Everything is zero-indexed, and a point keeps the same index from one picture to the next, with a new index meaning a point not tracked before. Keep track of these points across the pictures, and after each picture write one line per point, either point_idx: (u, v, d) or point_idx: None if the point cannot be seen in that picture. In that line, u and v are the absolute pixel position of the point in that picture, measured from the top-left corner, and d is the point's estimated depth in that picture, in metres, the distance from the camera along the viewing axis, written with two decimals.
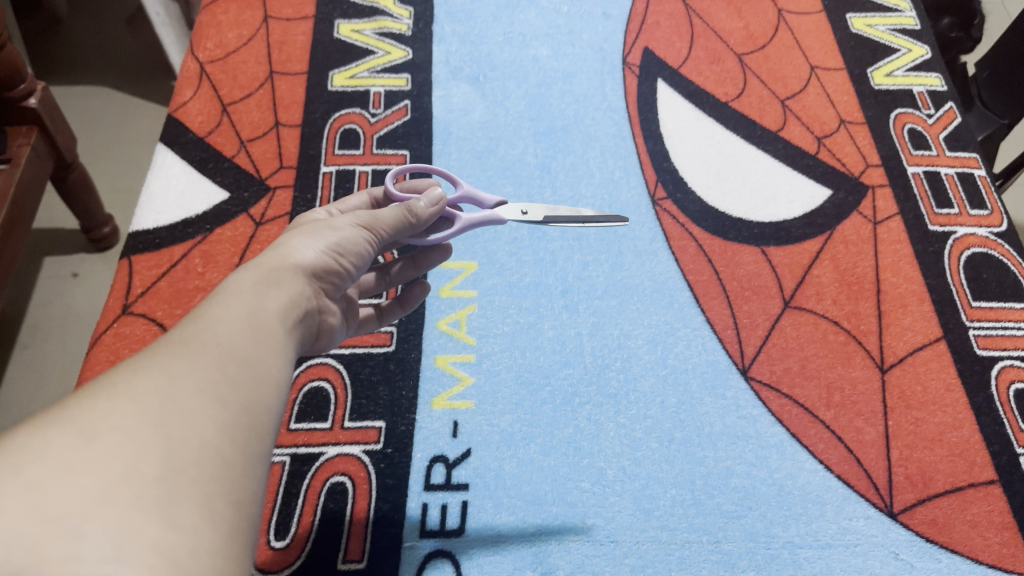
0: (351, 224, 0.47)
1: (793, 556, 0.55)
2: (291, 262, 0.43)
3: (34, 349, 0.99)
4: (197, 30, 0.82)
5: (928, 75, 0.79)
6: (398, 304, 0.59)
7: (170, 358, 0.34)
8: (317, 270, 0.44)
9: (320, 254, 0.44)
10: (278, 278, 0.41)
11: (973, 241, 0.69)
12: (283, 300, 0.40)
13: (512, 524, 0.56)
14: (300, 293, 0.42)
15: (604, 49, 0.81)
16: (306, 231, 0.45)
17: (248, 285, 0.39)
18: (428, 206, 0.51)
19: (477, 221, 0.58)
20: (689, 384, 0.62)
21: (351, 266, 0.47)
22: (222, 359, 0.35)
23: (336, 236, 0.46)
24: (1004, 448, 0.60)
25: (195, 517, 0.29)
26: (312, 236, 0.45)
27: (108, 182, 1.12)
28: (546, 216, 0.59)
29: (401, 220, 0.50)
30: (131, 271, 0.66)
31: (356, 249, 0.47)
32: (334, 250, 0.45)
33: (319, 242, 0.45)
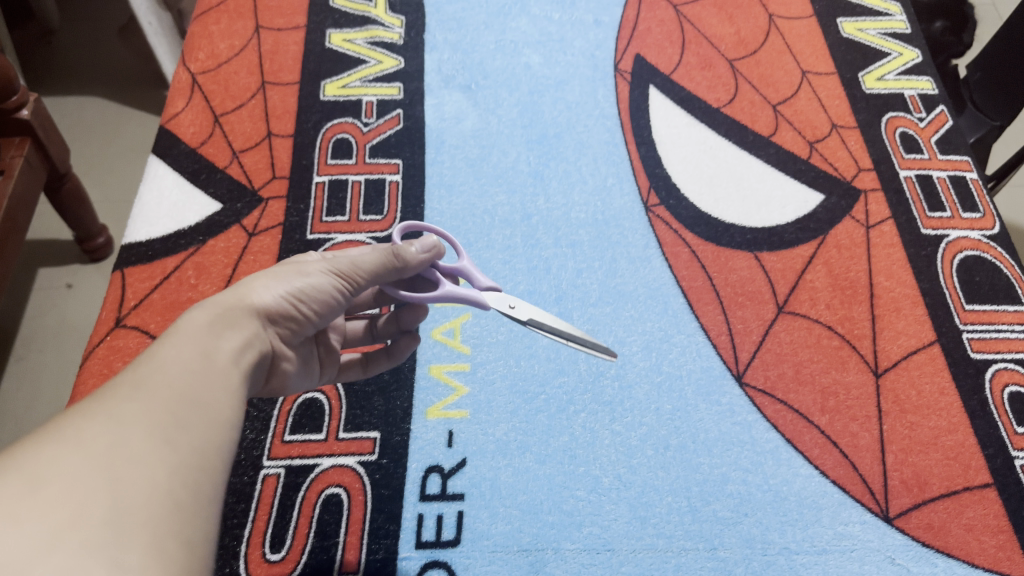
0: (322, 267, 0.48)
1: (790, 562, 0.55)
2: (248, 303, 0.44)
3: (29, 361, 0.98)
4: (189, 40, 0.82)
5: (919, 79, 0.80)
6: (384, 355, 0.59)
7: (121, 403, 0.35)
8: (274, 314, 0.45)
9: (280, 299, 0.45)
10: (233, 320, 0.42)
11: (965, 244, 0.69)
12: (235, 344, 0.41)
13: (508, 534, 0.56)
14: (252, 338, 0.43)
15: (595, 56, 0.82)
16: (273, 273, 0.46)
17: (205, 328, 0.40)
18: (417, 253, 0.51)
19: (457, 297, 0.54)
20: (683, 391, 0.62)
21: (311, 313, 0.47)
22: (171, 400, 0.36)
23: (303, 280, 0.47)
24: (998, 451, 0.60)
25: (144, 559, 0.30)
26: (277, 278, 0.46)
27: (102, 192, 1.12)
28: (530, 318, 0.55)
29: (384, 262, 0.50)
30: (125, 283, 0.66)
31: (320, 295, 0.48)
32: (295, 296, 0.46)
33: (282, 286, 0.46)
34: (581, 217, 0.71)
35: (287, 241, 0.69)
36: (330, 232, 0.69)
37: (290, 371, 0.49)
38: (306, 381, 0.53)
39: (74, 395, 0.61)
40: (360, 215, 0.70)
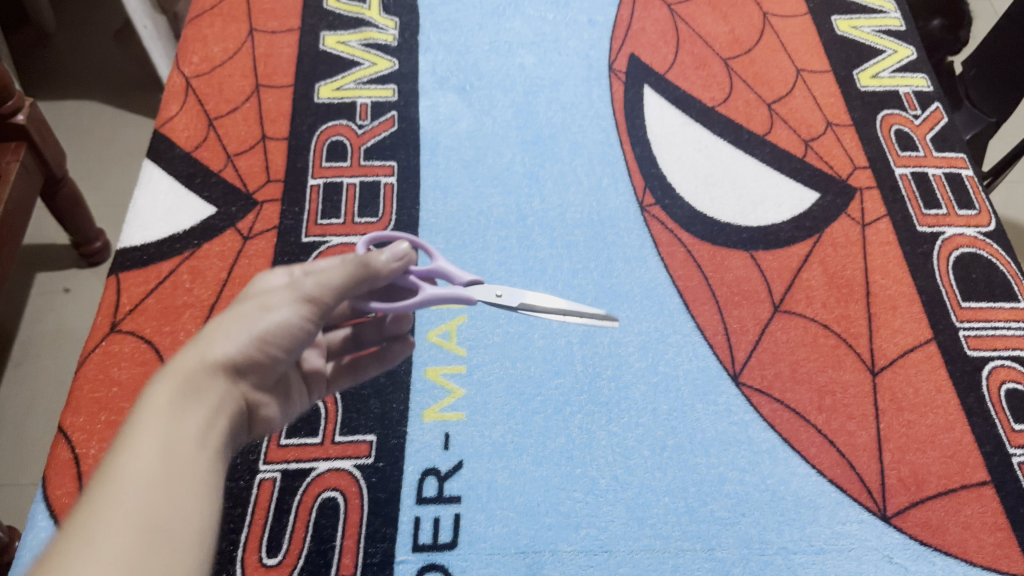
0: (288, 300, 0.45)
1: (787, 562, 0.55)
2: (212, 364, 0.42)
3: (27, 366, 0.98)
4: (183, 44, 0.81)
5: (914, 76, 0.80)
6: (374, 359, 0.55)
7: (103, 530, 0.33)
8: (241, 364, 0.43)
9: (244, 348, 0.43)
10: (198, 390, 0.41)
11: (961, 241, 0.69)
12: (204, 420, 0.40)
13: (505, 536, 0.56)
14: (218, 405, 0.42)
15: (590, 56, 0.82)
16: (233, 316, 0.44)
17: (173, 406, 0.39)
18: (385, 259, 0.47)
19: (439, 297, 0.52)
20: (680, 391, 0.62)
21: (283, 352, 0.45)
22: (153, 510, 0.35)
23: (267, 319, 0.44)
24: (996, 449, 0.60)
25: None
26: (238, 324, 0.43)
27: (98, 196, 1.12)
28: (520, 302, 0.53)
29: (353, 278, 0.46)
30: (120, 288, 0.66)
31: (290, 333, 0.45)
32: (260, 341, 0.44)
33: (243, 332, 0.43)
34: (577, 217, 0.71)
35: (282, 244, 0.69)
36: (325, 235, 0.69)
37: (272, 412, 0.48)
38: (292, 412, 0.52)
39: (70, 400, 0.60)
40: (355, 217, 0.70)
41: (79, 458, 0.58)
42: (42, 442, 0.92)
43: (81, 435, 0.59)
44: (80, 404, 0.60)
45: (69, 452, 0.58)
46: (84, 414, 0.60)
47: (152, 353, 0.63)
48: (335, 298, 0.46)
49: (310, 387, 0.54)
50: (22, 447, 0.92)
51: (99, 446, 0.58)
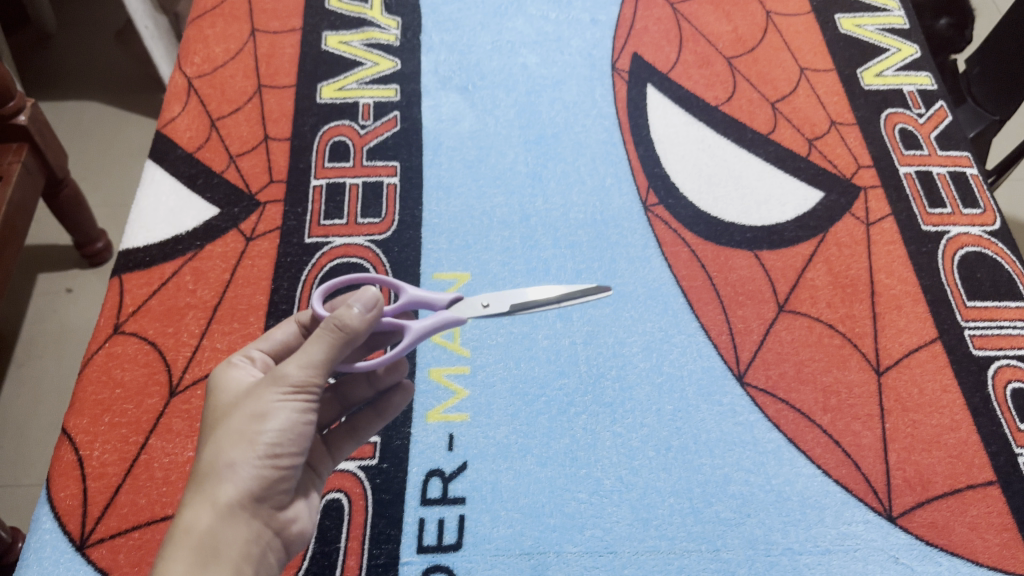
0: (279, 401, 0.44)
1: (793, 562, 0.55)
2: (222, 509, 0.42)
3: (29, 367, 0.98)
4: (185, 45, 0.81)
5: (918, 75, 0.79)
6: (374, 415, 0.54)
7: None
8: (255, 491, 0.43)
9: (252, 477, 0.43)
10: (214, 546, 0.42)
11: (966, 240, 0.69)
12: None
13: (510, 537, 0.56)
14: (239, 551, 0.43)
15: (592, 56, 0.81)
16: (230, 440, 0.43)
17: None
18: (361, 313, 0.44)
19: (433, 327, 0.52)
20: (685, 391, 0.62)
21: (294, 455, 0.45)
22: None
23: (264, 432, 0.43)
24: (1002, 449, 0.60)
25: None
26: (237, 451, 0.43)
27: (100, 196, 1.12)
28: (512, 306, 0.54)
29: (333, 347, 0.45)
30: (123, 289, 0.66)
31: (293, 435, 0.44)
32: (266, 461, 0.44)
33: (245, 462, 0.43)
34: (580, 217, 0.71)
35: (285, 245, 0.68)
36: (328, 236, 0.69)
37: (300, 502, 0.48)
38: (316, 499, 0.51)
39: (73, 403, 0.60)
40: (358, 218, 0.70)
41: (83, 460, 0.58)
42: (44, 443, 0.92)
43: (85, 437, 0.59)
44: (84, 406, 0.60)
45: (73, 454, 0.58)
46: (88, 416, 0.60)
47: (156, 354, 0.62)
48: (323, 374, 0.45)
49: (321, 465, 0.52)
50: (25, 449, 0.92)
51: (103, 448, 0.58)
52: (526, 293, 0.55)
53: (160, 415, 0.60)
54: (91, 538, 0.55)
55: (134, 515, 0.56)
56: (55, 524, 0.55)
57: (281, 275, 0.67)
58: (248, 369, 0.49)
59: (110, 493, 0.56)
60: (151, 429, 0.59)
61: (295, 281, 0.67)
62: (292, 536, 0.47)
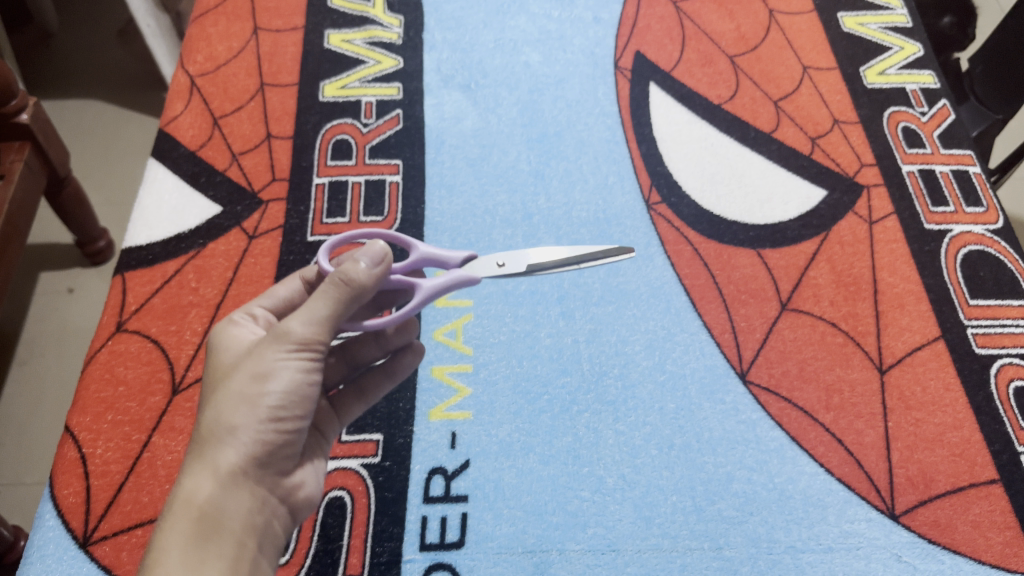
0: (282, 359, 0.44)
1: (795, 561, 0.55)
2: (222, 478, 0.42)
3: (31, 365, 0.98)
4: (187, 43, 0.81)
5: (921, 73, 0.79)
6: (383, 375, 0.55)
7: None
8: (257, 457, 0.43)
9: (254, 443, 0.43)
10: (215, 516, 0.41)
11: (969, 238, 0.69)
12: (224, 552, 0.41)
13: (513, 535, 0.56)
14: (242, 521, 0.42)
15: (595, 54, 0.81)
16: (232, 404, 0.43)
17: (189, 556, 0.40)
18: (368, 268, 0.44)
19: (445, 286, 0.52)
20: (687, 390, 0.62)
21: (298, 418, 0.45)
22: None
23: (267, 393, 0.43)
24: (1004, 447, 0.60)
25: None
26: (238, 416, 0.43)
27: (102, 195, 1.12)
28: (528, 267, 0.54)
29: (339, 302, 0.44)
30: (125, 287, 0.66)
31: (297, 396, 0.44)
32: (269, 426, 0.43)
33: (247, 428, 0.43)
34: (583, 216, 0.71)
35: (288, 243, 0.68)
36: (331, 233, 0.69)
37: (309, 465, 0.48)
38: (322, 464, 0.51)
39: (76, 401, 0.60)
40: (361, 215, 0.70)
41: (86, 457, 0.58)
42: (47, 441, 0.92)
43: (88, 435, 0.59)
44: (87, 404, 0.60)
45: (76, 452, 0.58)
46: (91, 414, 0.60)
47: (159, 352, 0.62)
48: (327, 332, 0.45)
49: (328, 427, 0.53)
50: (27, 447, 0.92)
51: (106, 446, 0.58)
52: (541, 257, 0.55)
53: (163, 413, 0.60)
54: (94, 535, 0.55)
55: (138, 513, 0.56)
56: (58, 521, 0.55)
57: (284, 273, 0.67)
58: (249, 325, 0.50)
59: (113, 490, 0.56)
60: (155, 427, 0.59)
61: None
62: (300, 501, 0.47)
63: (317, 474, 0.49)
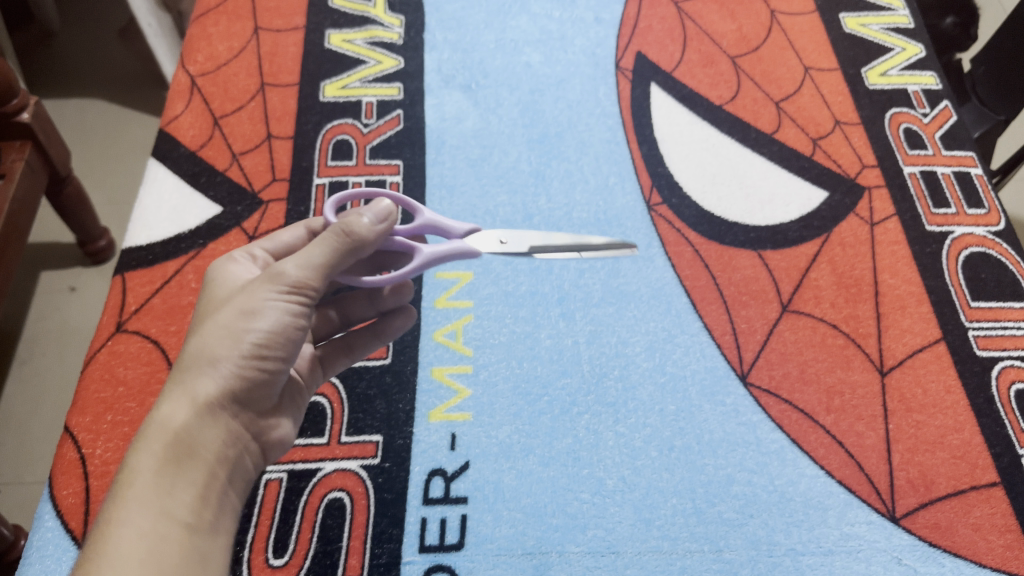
0: (272, 299, 0.44)
1: (795, 563, 0.55)
2: (198, 406, 0.42)
3: (32, 365, 0.98)
4: (187, 43, 0.81)
5: (923, 74, 0.79)
6: (373, 336, 0.56)
7: None
8: (233, 390, 0.43)
9: (232, 376, 0.43)
10: (189, 442, 0.41)
11: (970, 240, 0.69)
12: (193, 479, 0.41)
13: (512, 537, 0.56)
14: (213, 450, 0.42)
15: (596, 55, 0.81)
16: (215, 336, 0.43)
17: (159, 479, 0.40)
18: (371, 223, 0.46)
19: (442, 254, 0.52)
20: (688, 391, 0.62)
21: (279, 358, 0.45)
22: None
23: (252, 330, 0.43)
24: (1005, 450, 0.59)
25: None
26: (220, 349, 0.43)
27: (103, 194, 1.12)
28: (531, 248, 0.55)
29: (337, 250, 0.45)
30: (125, 288, 0.66)
31: (282, 337, 0.44)
32: (249, 361, 0.43)
33: (227, 361, 0.43)
34: (583, 216, 0.71)
35: None
36: None
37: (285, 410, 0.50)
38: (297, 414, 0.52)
39: (75, 401, 0.60)
40: None
41: (85, 458, 0.58)
42: (47, 441, 0.93)
43: (87, 435, 0.59)
44: (87, 404, 0.60)
45: (75, 452, 0.58)
46: (90, 414, 0.59)
47: (158, 353, 0.62)
48: (321, 278, 0.45)
49: (313, 379, 0.54)
50: (27, 446, 0.92)
51: (106, 446, 0.58)
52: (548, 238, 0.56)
53: None
54: None
55: None
56: (57, 522, 0.55)
57: None
58: (247, 265, 0.51)
59: None
60: None
61: None
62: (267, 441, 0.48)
63: (292, 421, 0.50)
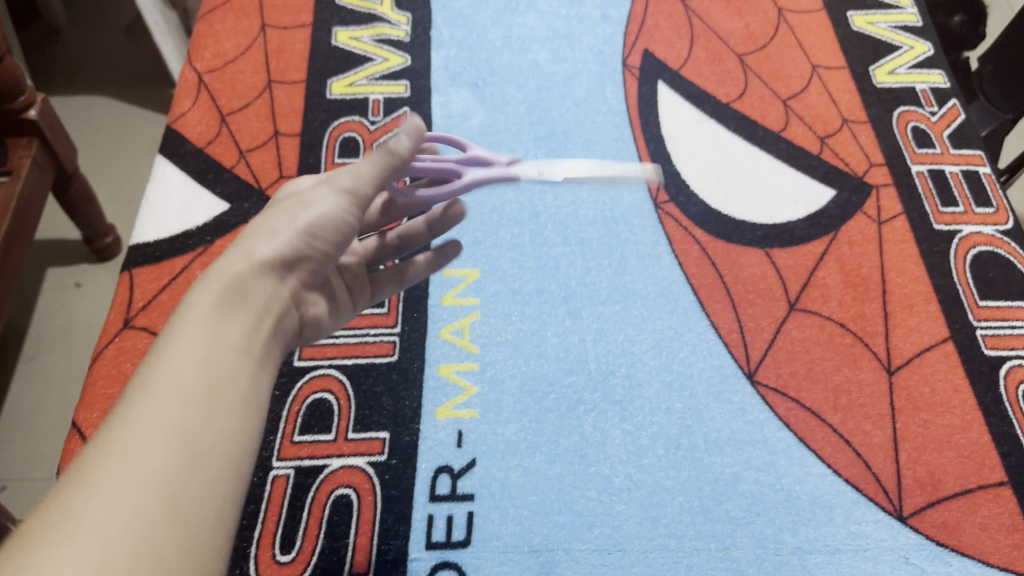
0: (324, 193, 0.43)
1: (803, 562, 0.55)
2: (255, 259, 0.40)
3: (38, 361, 0.98)
4: (194, 39, 0.81)
5: (931, 73, 0.79)
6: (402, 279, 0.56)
7: (135, 421, 0.32)
8: (287, 257, 0.42)
9: (290, 242, 0.41)
10: (242, 290, 0.39)
11: (978, 239, 0.68)
12: (247, 323, 0.39)
13: (519, 534, 0.56)
14: (263, 305, 0.40)
15: (603, 52, 0.81)
16: (277, 211, 0.42)
17: (210, 309, 0.37)
18: (405, 139, 0.43)
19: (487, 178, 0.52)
20: (694, 389, 0.62)
21: (328, 247, 0.43)
22: (189, 406, 0.34)
23: (307, 212, 0.42)
24: (1013, 449, 0.59)
25: None
26: (282, 218, 0.42)
27: (110, 191, 1.12)
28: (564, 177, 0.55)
29: (380, 165, 0.44)
30: (132, 284, 0.66)
31: (335, 225, 0.43)
32: (306, 233, 0.42)
33: (287, 224, 0.41)
34: (590, 214, 0.71)
35: None
36: None
37: (321, 316, 0.47)
38: (339, 320, 0.52)
39: (83, 397, 0.60)
40: None
41: None
42: (53, 437, 0.93)
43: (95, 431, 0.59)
44: (94, 401, 0.60)
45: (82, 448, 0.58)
46: (97, 411, 0.60)
47: None
48: (373, 188, 0.44)
49: (359, 296, 0.54)
50: (33, 443, 0.92)
51: None
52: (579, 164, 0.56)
53: None
54: None
55: None
56: None
57: None
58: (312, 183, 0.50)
59: None
60: None
61: None
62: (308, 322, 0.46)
63: (332, 318, 0.50)
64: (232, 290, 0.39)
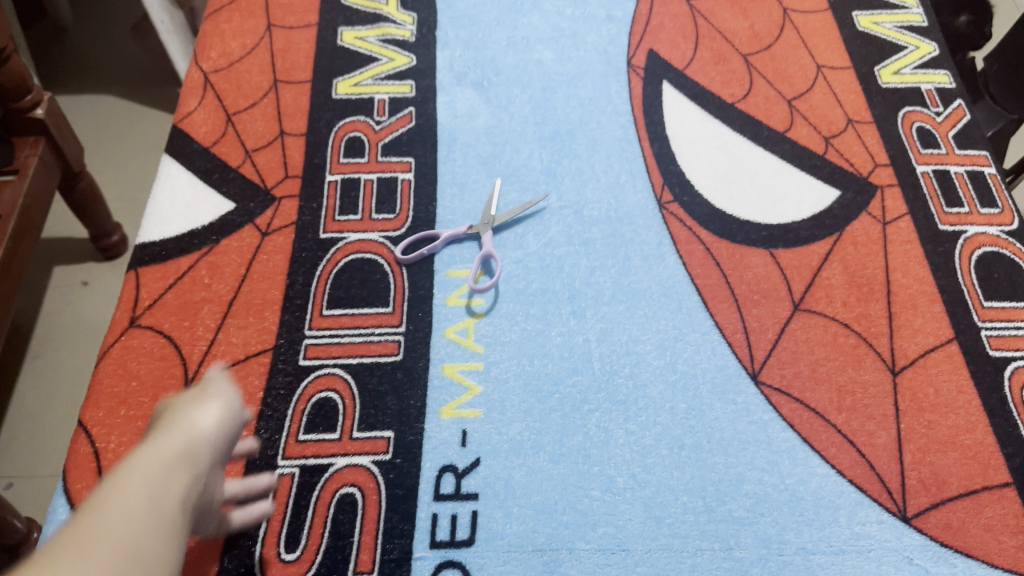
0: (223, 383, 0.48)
1: (806, 562, 0.55)
2: (195, 435, 0.43)
3: (45, 359, 0.99)
4: (201, 39, 0.81)
5: (936, 73, 0.79)
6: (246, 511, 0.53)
7: (83, 547, 0.34)
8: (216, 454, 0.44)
9: (218, 428, 0.44)
10: (184, 460, 0.41)
11: (983, 240, 0.68)
12: (187, 480, 0.41)
13: (523, 533, 0.56)
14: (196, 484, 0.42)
15: (608, 52, 0.81)
16: (191, 398, 0.45)
17: (154, 464, 0.39)
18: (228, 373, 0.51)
19: None
20: (699, 389, 0.62)
21: (229, 447, 0.46)
22: (131, 542, 0.35)
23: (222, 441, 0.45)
24: (1018, 451, 0.59)
25: None
26: (208, 404, 0.45)
27: (116, 190, 1.12)
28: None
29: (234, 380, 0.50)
30: (139, 283, 0.66)
31: (236, 428, 0.47)
32: (227, 421, 0.45)
33: (215, 415, 0.45)
34: (595, 214, 0.71)
35: (300, 240, 0.69)
36: (343, 231, 0.69)
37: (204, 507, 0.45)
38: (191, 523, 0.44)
39: (89, 395, 0.61)
40: (372, 214, 0.70)
41: (99, 452, 0.58)
42: (60, 435, 0.94)
43: (100, 430, 0.59)
44: (100, 399, 0.60)
45: (89, 446, 0.58)
46: (103, 409, 0.60)
47: (171, 348, 0.63)
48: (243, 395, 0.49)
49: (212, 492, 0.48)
50: (39, 441, 0.93)
51: (119, 441, 0.59)
52: None
53: None
54: None
55: None
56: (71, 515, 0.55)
57: (296, 270, 0.67)
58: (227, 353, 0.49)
59: None
60: None
61: (310, 276, 0.67)
62: None
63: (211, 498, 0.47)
64: (177, 459, 0.41)
